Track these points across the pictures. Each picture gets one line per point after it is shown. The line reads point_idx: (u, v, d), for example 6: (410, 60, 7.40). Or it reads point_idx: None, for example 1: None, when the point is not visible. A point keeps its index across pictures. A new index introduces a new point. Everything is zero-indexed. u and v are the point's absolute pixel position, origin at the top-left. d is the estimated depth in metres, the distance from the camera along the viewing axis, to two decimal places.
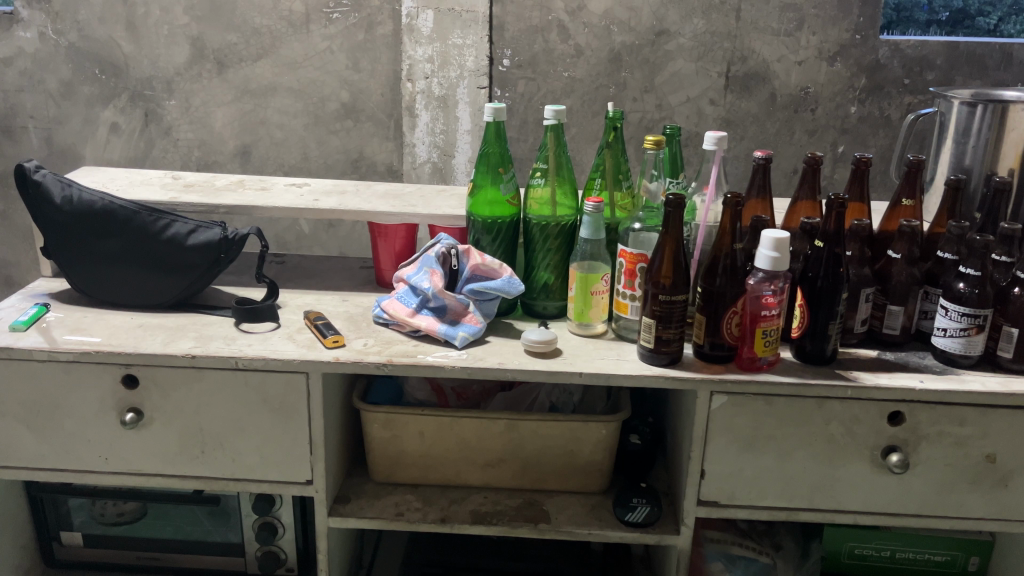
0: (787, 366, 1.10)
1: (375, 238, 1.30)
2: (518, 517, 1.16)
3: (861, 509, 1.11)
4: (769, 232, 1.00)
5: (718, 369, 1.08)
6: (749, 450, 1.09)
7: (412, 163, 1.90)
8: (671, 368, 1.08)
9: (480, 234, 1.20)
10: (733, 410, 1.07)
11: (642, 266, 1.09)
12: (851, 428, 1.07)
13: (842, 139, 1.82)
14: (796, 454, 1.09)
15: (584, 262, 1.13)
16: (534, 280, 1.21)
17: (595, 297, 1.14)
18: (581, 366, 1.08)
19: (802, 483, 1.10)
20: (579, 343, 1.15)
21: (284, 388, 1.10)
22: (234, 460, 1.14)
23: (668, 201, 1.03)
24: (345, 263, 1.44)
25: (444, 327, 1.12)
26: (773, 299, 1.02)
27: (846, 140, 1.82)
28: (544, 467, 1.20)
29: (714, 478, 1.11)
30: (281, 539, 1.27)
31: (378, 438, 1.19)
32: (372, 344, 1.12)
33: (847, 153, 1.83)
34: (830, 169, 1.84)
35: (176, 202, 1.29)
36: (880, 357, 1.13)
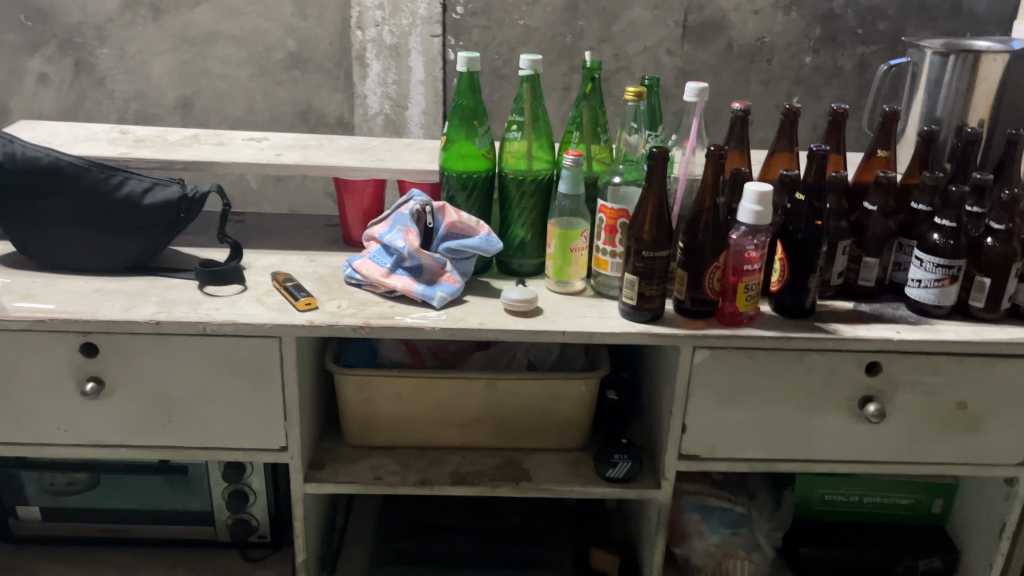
0: (768, 320, 1.10)
1: (344, 195, 1.25)
2: (498, 477, 1.15)
3: (838, 459, 1.12)
4: (753, 185, 1.01)
5: (700, 325, 1.08)
6: (730, 403, 1.09)
7: (363, 115, 1.84)
8: (653, 324, 1.07)
9: (455, 190, 1.17)
10: (715, 364, 1.07)
11: (623, 221, 1.08)
12: (829, 379, 1.08)
13: (797, 90, 1.82)
14: (776, 407, 1.09)
15: (563, 218, 1.12)
16: (510, 238, 1.18)
17: (574, 253, 1.12)
18: (565, 325, 1.06)
19: (782, 436, 1.11)
20: (558, 301, 1.13)
21: (255, 352, 1.05)
22: (203, 429, 1.10)
23: (651, 154, 1.02)
24: (308, 222, 1.39)
25: (421, 288, 1.09)
26: (756, 253, 1.03)
27: (800, 91, 1.82)
28: (522, 426, 1.18)
29: (695, 433, 1.10)
30: (252, 506, 1.24)
31: (353, 400, 1.15)
32: (347, 306, 1.09)
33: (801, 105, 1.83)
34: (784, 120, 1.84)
35: (127, 158, 1.22)
36: (856, 308, 1.13)
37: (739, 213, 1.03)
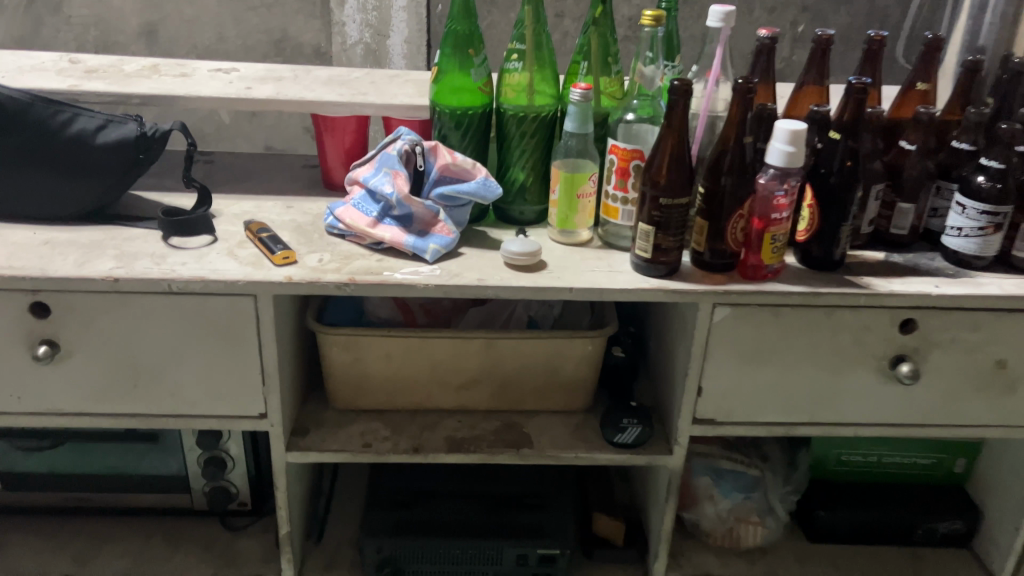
0: (794, 273, 1.00)
1: (325, 134, 1.13)
2: (497, 443, 1.06)
3: (864, 422, 1.04)
4: (784, 123, 0.90)
5: (720, 279, 0.98)
6: (751, 363, 1.00)
7: (341, 44, 1.68)
8: (669, 279, 0.97)
9: (446, 128, 1.04)
10: (736, 322, 0.97)
11: (637, 163, 0.97)
12: (860, 337, 0.99)
13: (803, 17, 1.61)
14: (801, 367, 1.00)
15: (568, 160, 1.01)
16: (509, 181, 1.07)
17: (581, 200, 1.02)
18: (572, 281, 0.96)
19: (805, 398, 1.02)
20: (563, 254, 1.02)
21: (228, 312, 0.94)
22: (172, 396, 0.99)
23: (672, 87, 0.90)
24: (284, 162, 1.26)
25: (411, 239, 0.98)
26: (785, 200, 0.93)
27: (807, 19, 1.61)
28: (522, 387, 1.09)
29: (711, 395, 1.02)
30: (231, 473, 1.15)
31: (338, 362, 1.05)
32: (330, 260, 0.97)
33: (807, 33, 1.63)
34: (788, 49, 1.64)
35: (78, 92, 1.08)
36: (888, 260, 1.04)
37: (769, 155, 0.92)
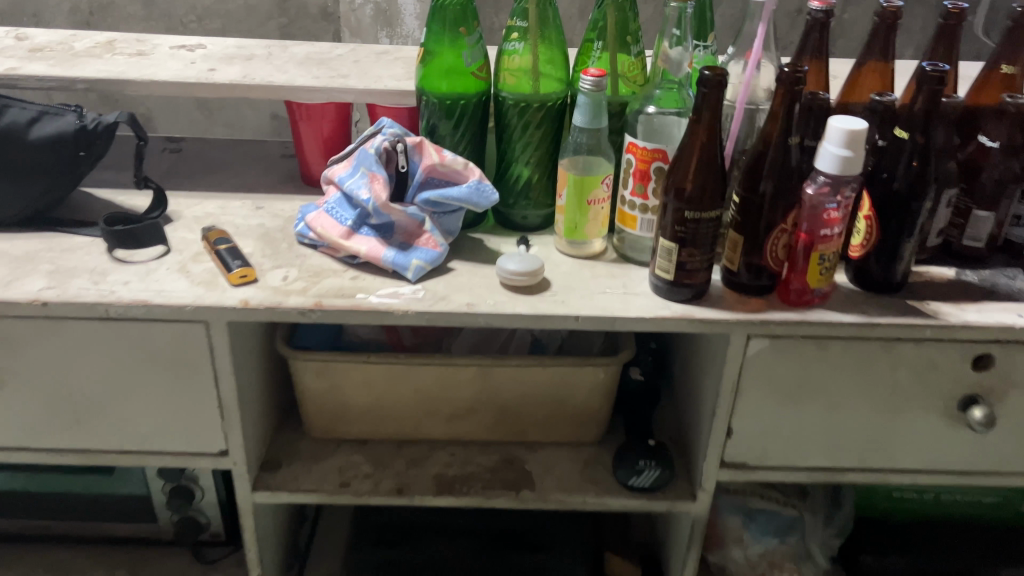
0: (846, 296, 0.84)
1: (304, 124, 0.97)
2: (494, 483, 0.93)
3: (924, 468, 0.89)
4: (840, 122, 0.74)
5: (757, 305, 0.82)
6: (792, 403, 0.85)
7: (350, 4, 1.44)
8: (695, 305, 0.82)
9: (436, 117, 0.88)
10: (774, 356, 0.82)
11: (658, 165, 0.82)
12: (924, 375, 0.83)
13: None
14: (851, 408, 0.85)
15: (577, 158, 0.86)
16: (512, 180, 0.91)
17: (592, 206, 0.86)
18: (579, 306, 0.81)
19: (854, 441, 0.87)
20: (572, 269, 0.87)
21: (177, 340, 0.81)
22: (121, 430, 0.87)
23: (701, 78, 0.73)
24: (262, 150, 1.12)
25: (391, 253, 0.83)
26: (838, 214, 0.77)
27: None
28: (525, 418, 0.95)
29: (743, 437, 0.87)
30: (200, 503, 1.03)
31: (313, 389, 0.92)
32: (295, 277, 0.83)
33: None
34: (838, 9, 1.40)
35: (16, 75, 0.94)
36: (959, 279, 0.87)
37: (819, 158, 0.76)
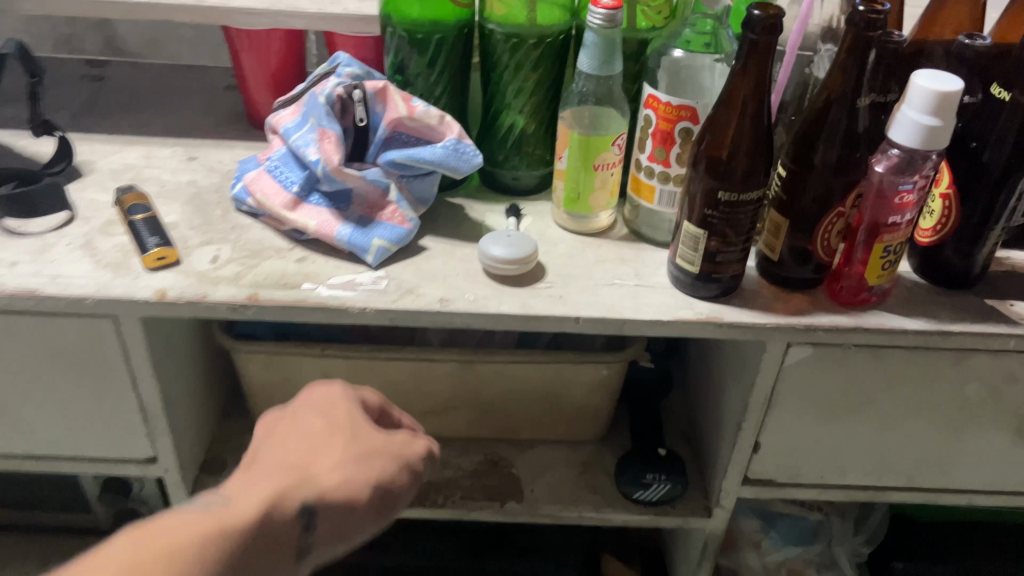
0: (910, 293, 0.68)
1: (249, 55, 0.79)
2: (475, 492, 0.79)
3: (983, 489, 0.75)
4: (925, 82, 0.57)
5: (801, 303, 0.66)
6: (834, 418, 0.70)
7: None
8: (722, 303, 0.66)
9: (404, 52, 0.70)
10: (818, 367, 0.67)
11: (685, 126, 0.65)
12: (999, 391, 0.68)
13: None
14: (905, 424, 0.71)
15: (583, 112, 0.69)
16: (501, 133, 0.73)
17: (598, 173, 0.69)
18: (580, 304, 0.65)
19: (903, 459, 0.73)
20: (572, 251, 0.71)
21: (80, 335, 0.65)
22: (26, 433, 0.72)
23: (751, 20, 0.54)
24: (204, 79, 0.93)
25: (347, 230, 0.67)
26: (911, 197, 0.60)
27: None
28: (513, 415, 0.81)
29: (772, 453, 0.73)
30: (140, 496, 0.90)
31: (261, 382, 0.77)
32: (228, 257, 0.67)
33: None
34: None
35: None
36: None
37: (892, 126, 0.59)
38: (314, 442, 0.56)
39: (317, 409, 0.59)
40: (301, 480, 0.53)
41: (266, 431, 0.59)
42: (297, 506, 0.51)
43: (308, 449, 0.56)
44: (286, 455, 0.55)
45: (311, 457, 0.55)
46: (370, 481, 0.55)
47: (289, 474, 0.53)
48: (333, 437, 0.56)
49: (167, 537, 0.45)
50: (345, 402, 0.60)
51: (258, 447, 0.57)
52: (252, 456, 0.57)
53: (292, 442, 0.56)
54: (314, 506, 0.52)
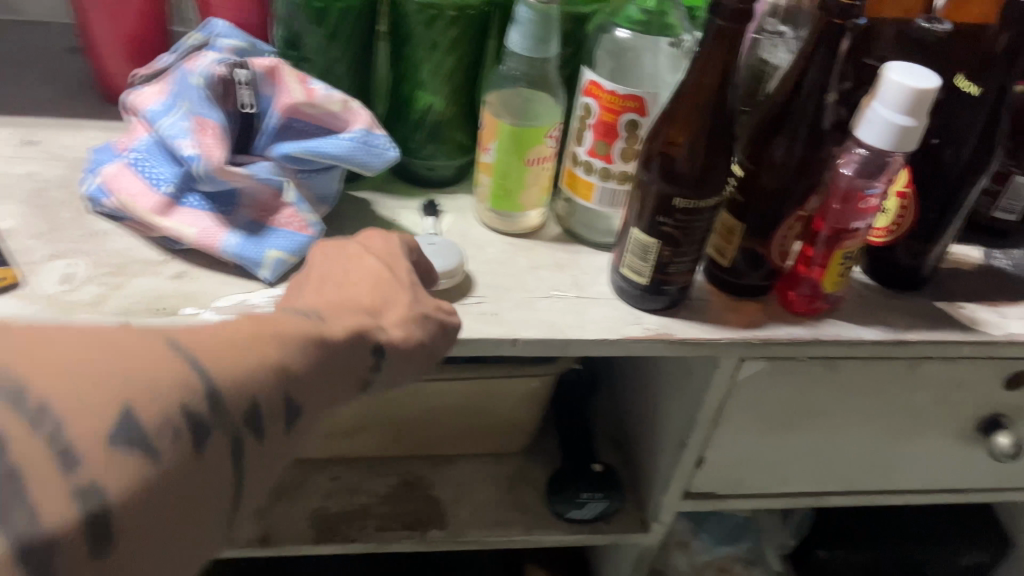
0: (861, 296, 0.64)
1: (100, 15, 0.64)
2: (393, 519, 0.71)
3: (916, 487, 0.74)
4: (899, 77, 0.51)
5: (754, 313, 0.61)
6: (781, 430, 0.66)
7: None
8: (671, 316, 0.59)
9: (299, 23, 0.57)
10: (770, 380, 0.62)
11: (631, 117, 0.56)
12: (945, 395, 0.66)
13: None
14: (849, 432, 0.68)
15: (510, 95, 0.60)
16: (415, 117, 0.63)
17: (530, 168, 0.60)
18: (519, 322, 0.56)
19: (843, 464, 0.71)
20: (502, 256, 0.62)
21: None
22: None
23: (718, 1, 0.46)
24: (38, 39, 0.77)
25: (234, 240, 0.55)
26: (876, 201, 0.55)
27: None
28: (431, 433, 0.74)
29: (715, 466, 0.68)
30: None
31: None
32: (83, 274, 0.54)
33: None
34: None
35: None
36: (988, 264, 0.69)
37: (859, 124, 0.53)
38: (379, 282, 0.47)
39: (373, 245, 0.51)
40: (368, 318, 0.44)
41: (321, 257, 0.50)
42: (370, 344, 0.43)
43: (373, 290, 0.47)
44: (349, 292, 0.46)
45: (373, 291, 0.47)
46: (424, 344, 0.47)
47: (358, 314, 0.43)
48: (395, 281, 0.48)
49: (279, 327, 0.36)
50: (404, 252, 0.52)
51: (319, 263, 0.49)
52: (305, 284, 0.48)
53: (348, 274, 0.48)
54: (383, 350, 0.43)
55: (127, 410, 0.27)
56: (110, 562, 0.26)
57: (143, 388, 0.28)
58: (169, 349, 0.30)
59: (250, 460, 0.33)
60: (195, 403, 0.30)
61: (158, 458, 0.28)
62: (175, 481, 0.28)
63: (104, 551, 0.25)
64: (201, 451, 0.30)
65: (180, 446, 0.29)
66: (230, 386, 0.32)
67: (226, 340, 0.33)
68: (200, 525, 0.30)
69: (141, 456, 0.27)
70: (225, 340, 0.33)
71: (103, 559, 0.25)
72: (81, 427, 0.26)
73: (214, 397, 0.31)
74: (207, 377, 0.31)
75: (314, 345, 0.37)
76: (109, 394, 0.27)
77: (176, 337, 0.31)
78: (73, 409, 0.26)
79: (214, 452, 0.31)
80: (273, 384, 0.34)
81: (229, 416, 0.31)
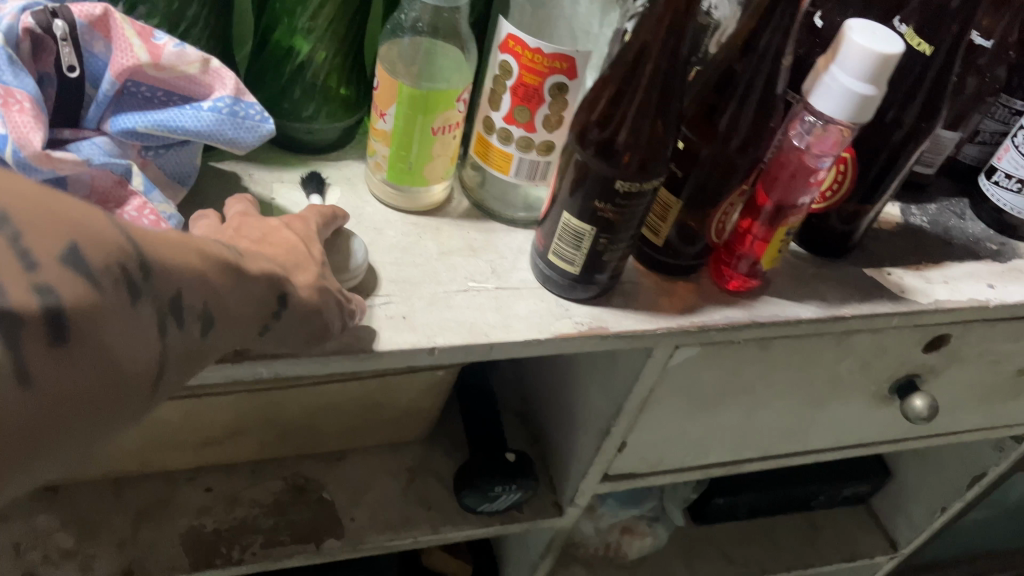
0: (792, 268, 0.59)
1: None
2: (283, 531, 0.63)
3: (828, 446, 0.74)
4: (862, 40, 0.44)
5: (686, 294, 0.55)
6: (706, 410, 0.62)
7: None
8: (601, 305, 0.53)
9: None
10: (701, 365, 0.57)
11: (558, 80, 0.48)
12: (868, 362, 0.64)
13: None
14: (772, 405, 0.65)
15: (409, 48, 0.50)
16: (291, 72, 0.51)
17: (437, 137, 0.50)
18: (432, 327, 0.48)
19: (763, 434, 0.68)
20: (405, 242, 0.53)
21: None
22: None
23: None
24: None
25: None
26: (825, 173, 0.50)
27: None
28: (321, 430, 0.65)
29: (637, 451, 0.64)
30: None
31: None
32: None
33: None
34: None
35: None
36: (908, 223, 0.67)
37: (814, 91, 0.47)
38: (294, 249, 0.40)
39: (286, 218, 0.43)
40: (281, 270, 0.37)
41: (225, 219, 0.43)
42: (280, 289, 0.36)
43: (286, 254, 0.40)
44: (262, 248, 0.39)
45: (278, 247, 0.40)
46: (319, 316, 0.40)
47: (271, 268, 0.37)
48: (310, 254, 0.41)
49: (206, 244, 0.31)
50: (318, 231, 0.45)
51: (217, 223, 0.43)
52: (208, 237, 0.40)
53: (259, 234, 0.40)
54: (286, 293, 0.36)
55: (74, 245, 0.24)
56: (64, 362, 0.23)
57: (88, 218, 0.25)
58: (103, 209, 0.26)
59: (171, 354, 0.28)
60: (138, 262, 0.26)
61: (100, 298, 0.24)
62: (110, 325, 0.25)
63: (63, 342, 0.23)
64: (138, 309, 0.26)
65: (123, 294, 0.25)
66: (165, 264, 0.27)
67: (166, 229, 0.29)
68: (122, 393, 0.25)
69: (90, 282, 0.24)
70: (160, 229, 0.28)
71: (64, 352, 0.23)
72: (39, 238, 0.23)
73: (151, 267, 0.27)
74: (144, 243, 0.27)
75: (236, 275, 0.32)
76: (62, 221, 0.24)
77: None
78: (32, 219, 0.23)
79: (147, 316, 0.27)
80: (199, 283, 0.29)
81: (162, 289, 0.27)
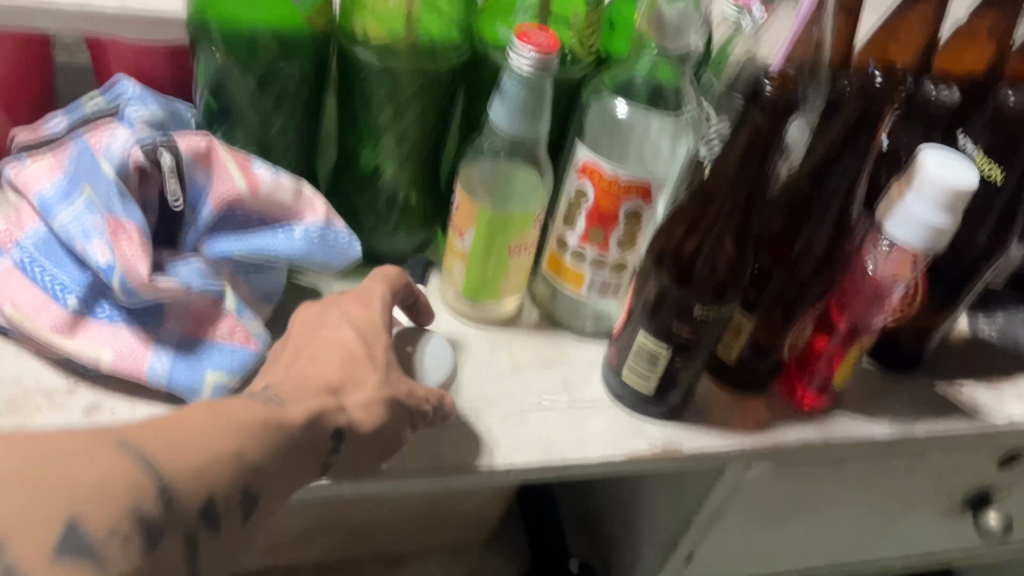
0: (863, 382, 0.59)
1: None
2: None
3: (897, 558, 0.72)
4: (936, 171, 0.44)
5: (759, 410, 0.55)
6: (774, 525, 0.62)
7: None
8: (675, 422, 0.53)
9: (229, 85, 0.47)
10: (772, 481, 0.57)
11: (633, 205, 0.49)
12: (941, 478, 0.63)
13: None
14: (841, 519, 0.64)
15: (487, 175, 0.52)
16: (374, 197, 0.54)
17: (513, 256, 0.51)
18: (509, 446, 0.49)
19: (830, 546, 0.67)
20: (480, 356, 0.54)
21: None
22: None
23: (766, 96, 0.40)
24: None
25: (161, 363, 0.43)
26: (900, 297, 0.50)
27: None
28: (385, 534, 0.66)
29: (702, 564, 0.63)
30: None
31: None
32: None
33: None
34: None
35: None
36: (979, 334, 0.66)
37: (888, 217, 0.47)
38: (352, 359, 0.41)
39: (345, 303, 0.45)
40: (332, 399, 0.39)
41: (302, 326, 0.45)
42: (329, 430, 0.38)
43: (340, 366, 0.41)
44: (316, 366, 0.41)
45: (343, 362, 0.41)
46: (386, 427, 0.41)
47: (320, 395, 0.39)
48: (371, 357, 0.42)
49: (241, 413, 0.34)
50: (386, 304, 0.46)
51: (295, 340, 0.44)
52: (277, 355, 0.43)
53: (320, 347, 0.42)
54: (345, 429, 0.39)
55: (73, 520, 0.26)
56: None
57: (96, 478, 0.28)
58: (122, 450, 0.29)
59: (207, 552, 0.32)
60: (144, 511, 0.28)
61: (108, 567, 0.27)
62: None
63: None
64: (153, 552, 0.29)
65: (133, 549, 0.28)
66: (185, 488, 0.30)
67: (193, 428, 0.32)
68: None
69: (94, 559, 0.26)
70: (182, 443, 0.31)
71: None
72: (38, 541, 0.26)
73: (164, 503, 0.29)
74: (161, 475, 0.29)
75: (277, 436, 0.35)
76: (67, 501, 0.27)
77: (137, 441, 0.30)
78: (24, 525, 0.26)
79: (170, 549, 0.30)
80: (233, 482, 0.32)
81: (179, 518, 0.30)
